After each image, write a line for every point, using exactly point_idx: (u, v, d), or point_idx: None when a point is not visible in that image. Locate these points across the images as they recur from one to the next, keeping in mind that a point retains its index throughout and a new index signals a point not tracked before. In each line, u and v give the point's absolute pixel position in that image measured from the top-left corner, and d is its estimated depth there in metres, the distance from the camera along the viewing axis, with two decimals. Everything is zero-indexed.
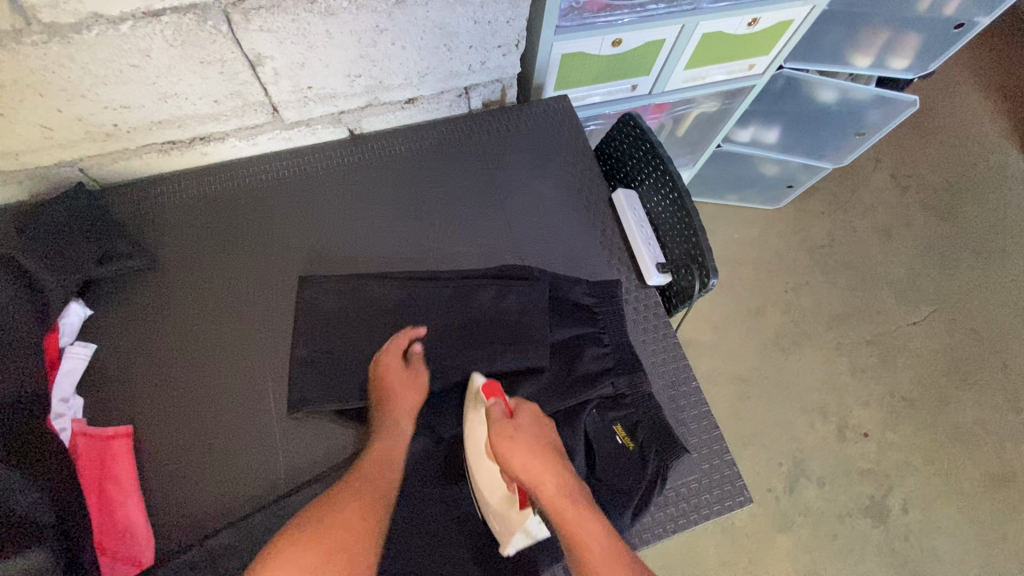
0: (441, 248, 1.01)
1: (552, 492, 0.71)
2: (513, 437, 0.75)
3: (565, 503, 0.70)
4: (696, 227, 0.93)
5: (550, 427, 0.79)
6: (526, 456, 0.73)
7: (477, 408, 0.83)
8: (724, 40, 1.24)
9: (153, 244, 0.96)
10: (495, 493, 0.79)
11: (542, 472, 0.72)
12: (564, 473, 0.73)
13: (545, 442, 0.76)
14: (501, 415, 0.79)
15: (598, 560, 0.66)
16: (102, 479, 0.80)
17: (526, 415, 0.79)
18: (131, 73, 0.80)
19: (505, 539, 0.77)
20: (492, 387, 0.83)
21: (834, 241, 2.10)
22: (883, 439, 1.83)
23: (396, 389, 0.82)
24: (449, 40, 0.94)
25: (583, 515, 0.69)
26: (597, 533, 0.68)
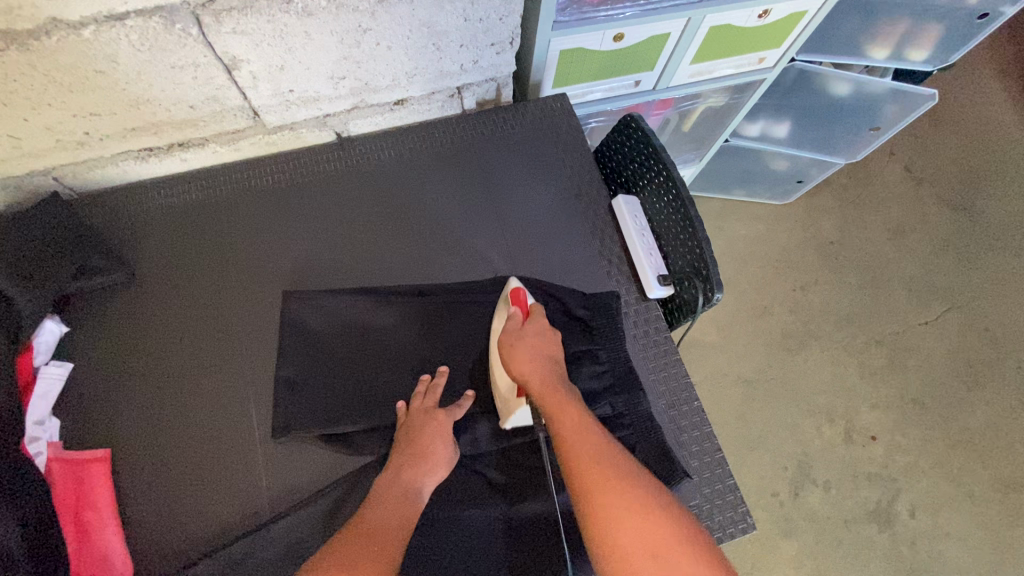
0: (432, 259, 0.97)
1: (540, 384, 0.74)
2: (516, 336, 0.80)
3: (552, 394, 0.73)
4: (699, 238, 0.88)
5: (556, 337, 0.82)
6: (525, 352, 0.78)
7: (502, 309, 0.88)
8: (733, 33, 1.17)
9: (132, 256, 0.92)
10: (501, 381, 0.82)
11: (532, 367, 0.76)
12: (556, 372, 0.76)
13: (547, 350, 0.80)
14: (514, 318, 0.83)
15: (571, 437, 0.68)
16: (78, 506, 0.77)
17: (535, 321, 0.82)
18: (98, 80, 0.76)
19: (504, 419, 0.82)
20: (517, 291, 0.87)
21: (845, 237, 2.03)
22: (891, 442, 1.78)
23: (432, 422, 0.79)
24: (438, 39, 0.88)
25: (566, 403, 0.71)
26: (578, 420, 0.69)
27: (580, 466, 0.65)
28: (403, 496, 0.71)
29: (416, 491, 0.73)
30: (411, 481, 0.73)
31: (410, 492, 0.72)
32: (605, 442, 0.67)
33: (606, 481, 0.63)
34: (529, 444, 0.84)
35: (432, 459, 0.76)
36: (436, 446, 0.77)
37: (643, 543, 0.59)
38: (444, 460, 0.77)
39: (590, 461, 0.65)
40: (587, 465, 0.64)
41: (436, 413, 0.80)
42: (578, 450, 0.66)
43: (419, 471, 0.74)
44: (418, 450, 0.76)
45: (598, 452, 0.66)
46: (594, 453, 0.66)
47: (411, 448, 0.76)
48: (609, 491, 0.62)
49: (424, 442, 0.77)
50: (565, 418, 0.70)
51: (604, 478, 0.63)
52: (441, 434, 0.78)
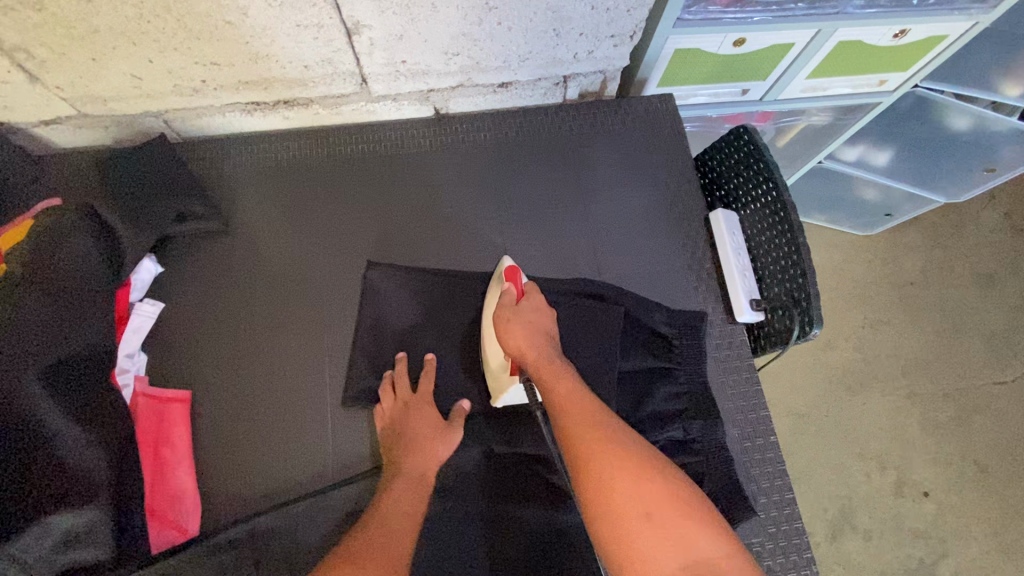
0: (515, 250, 0.95)
1: (536, 359, 0.73)
2: (512, 314, 0.78)
3: (548, 367, 0.72)
4: (805, 267, 0.82)
5: (553, 315, 0.80)
6: (518, 327, 0.76)
7: (496, 289, 0.85)
8: (862, 50, 1.09)
9: (227, 206, 0.94)
10: (494, 355, 0.81)
11: (525, 339, 0.74)
12: (552, 346, 0.75)
13: (542, 324, 0.77)
14: (509, 297, 0.81)
15: (568, 411, 0.66)
16: (157, 441, 0.79)
17: (532, 300, 0.80)
18: (226, 31, 0.76)
19: (495, 396, 0.81)
20: (512, 270, 0.84)
21: (927, 279, 1.91)
22: (944, 502, 1.69)
23: (417, 405, 0.80)
24: (560, 24, 0.84)
25: (561, 374, 0.71)
26: (572, 388, 0.69)
27: (579, 438, 0.63)
28: (410, 487, 0.74)
29: (421, 482, 0.75)
30: (415, 471, 0.75)
31: (416, 485, 0.74)
32: (600, 411, 0.66)
33: (602, 445, 0.62)
34: None
35: (427, 447, 0.77)
36: (425, 427, 0.79)
37: (641, 500, 0.58)
38: (440, 436, 0.79)
39: (585, 429, 0.64)
40: (582, 433, 0.64)
41: (416, 400, 0.80)
42: (572, 415, 0.66)
43: (416, 461, 0.76)
44: (409, 441, 0.77)
45: (593, 420, 0.65)
46: (590, 420, 0.65)
47: (403, 439, 0.77)
48: (605, 460, 0.61)
49: (415, 427, 0.78)
50: (561, 392, 0.69)
51: (601, 449, 0.62)
52: (428, 419, 0.79)
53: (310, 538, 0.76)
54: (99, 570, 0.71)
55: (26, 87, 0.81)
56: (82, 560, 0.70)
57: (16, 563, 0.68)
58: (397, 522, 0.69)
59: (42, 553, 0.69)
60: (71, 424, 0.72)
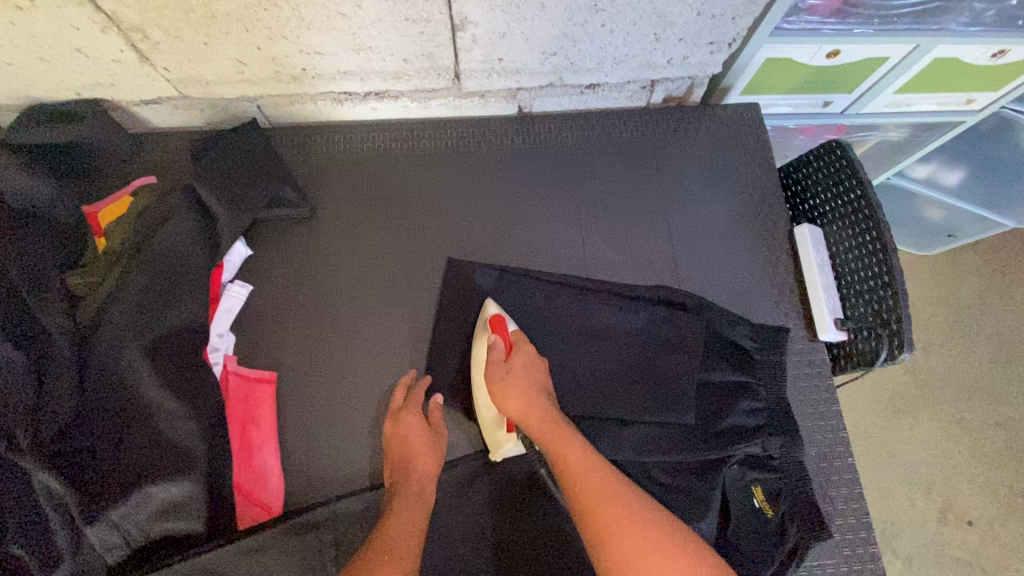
0: (594, 253, 0.95)
1: (539, 423, 0.71)
2: (503, 378, 0.75)
3: (554, 431, 0.71)
4: (897, 289, 0.81)
5: (543, 366, 0.78)
6: (516, 391, 0.73)
7: (482, 336, 0.83)
8: (957, 67, 1.06)
9: (314, 193, 0.95)
10: (485, 407, 0.80)
11: (520, 405, 0.72)
12: (547, 405, 0.73)
13: (538, 381, 0.76)
14: (497, 353, 0.78)
15: (587, 493, 0.66)
16: (244, 420, 0.82)
17: (521, 355, 0.77)
18: (337, 21, 0.77)
19: (494, 451, 0.80)
20: (498, 319, 0.82)
21: (986, 304, 1.85)
22: (990, 533, 1.64)
23: (408, 415, 0.79)
24: (662, 29, 0.83)
25: (565, 438, 0.70)
26: (585, 458, 0.68)
27: (599, 522, 0.64)
28: (410, 496, 0.73)
29: (420, 492, 0.74)
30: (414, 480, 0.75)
31: (416, 497, 0.73)
32: (618, 483, 0.67)
33: (615, 513, 0.64)
34: (671, 465, 0.81)
35: (424, 457, 0.77)
36: (416, 438, 0.78)
37: None
38: (433, 447, 0.78)
39: (601, 501, 0.65)
40: (599, 507, 0.64)
41: (409, 411, 0.79)
42: (583, 482, 0.66)
43: (412, 475, 0.75)
44: (405, 454, 0.77)
45: (605, 489, 0.66)
46: (602, 490, 0.66)
47: (400, 451, 0.77)
48: (627, 539, 0.62)
49: (408, 440, 0.78)
50: (571, 462, 0.68)
51: (617, 520, 0.63)
52: (418, 428, 0.79)
53: None
54: (192, 542, 0.73)
55: (136, 66, 0.83)
56: (176, 531, 0.73)
57: (117, 533, 0.71)
58: (400, 533, 0.68)
59: (141, 522, 0.72)
60: (167, 398, 0.75)
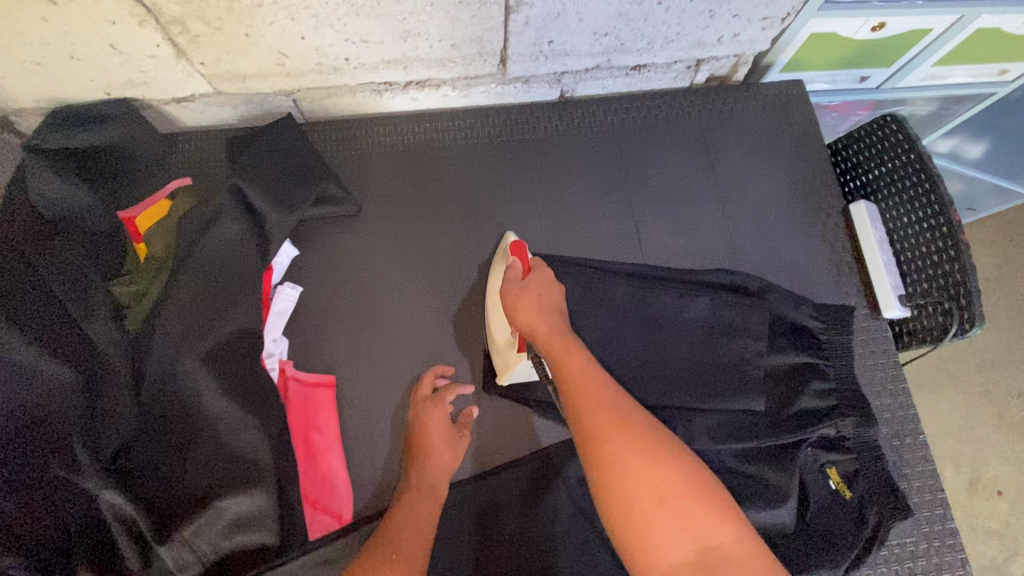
0: (647, 239, 0.93)
1: (547, 333, 0.68)
2: (517, 284, 0.74)
3: (559, 343, 0.67)
4: (964, 264, 0.80)
5: (561, 288, 0.75)
6: (529, 304, 0.71)
7: (501, 264, 0.85)
8: (998, 37, 1.05)
9: (357, 188, 0.92)
10: (499, 335, 0.81)
11: (537, 317, 0.70)
12: (563, 323, 0.70)
13: (550, 298, 0.73)
14: (514, 271, 0.78)
15: (577, 388, 0.62)
16: (306, 427, 0.79)
17: (539, 274, 0.76)
18: (388, 6, 0.73)
19: (501, 373, 0.81)
20: (517, 247, 0.84)
21: (1004, 276, 1.86)
22: (1019, 501, 1.66)
23: (434, 410, 0.78)
24: (717, 5, 0.81)
25: (574, 357, 0.65)
26: (586, 367, 0.64)
27: (588, 416, 0.59)
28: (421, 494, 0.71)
29: (433, 494, 0.72)
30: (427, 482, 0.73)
31: (429, 494, 0.71)
32: (612, 390, 0.62)
33: (615, 429, 0.58)
34: (745, 451, 0.80)
35: (439, 459, 0.75)
36: (437, 436, 0.77)
37: (651, 488, 0.54)
38: (448, 449, 0.77)
39: (604, 428, 0.58)
40: (598, 426, 0.58)
41: (431, 407, 0.79)
42: (589, 403, 0.60)
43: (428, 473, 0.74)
44: (425, 453, 0.75)
45: (613, 409, 0.60)
46: (605, 402, 0.60)
47: (419, 449, 0.76)
48: (619, 446, 0.57)
49: (429, 436, 0.76)
50: (569, 364, 0.64)
51: (622, 445, 0.56)
52: (440, 425, 0.78)
53: (463, 526, 0.76)
54: (267, 556, 0.70)
55: (171, 61, 0.79)
56: (250, 544, 0.70)
57: (190, 550, 0.68)
58: (414, 527, 0.66)
59: (212, 537, 0.69)
60: (227, 407, 0.72)
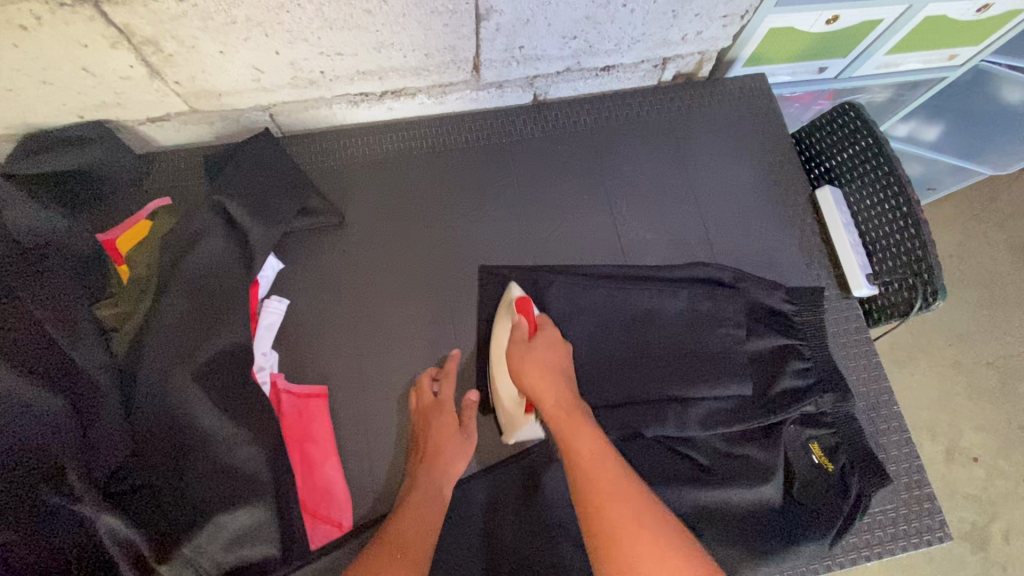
0: (625, 234, 0.96)
1: (554, 408, 0.72)
2: (525, 351, 0.77)
3: (567, 418, 0.71)
4: (924, 240, 0.84)
5: (565, 351, 0.79)
6: (536, 372, 0.75)
7: (506, 318, 0.84)
8: (943, 25, 1.10)
9: (338, 199, 0.93)
10: (505, 392, 0.80)
11: (545, 385, 0.74)
12: (570, 393, 0.74)
13: (557, 366, 0.77)
14: (522, 333, 0.80)
15: (586, 468, 0.65)
16: (302, 438, 0.79)
17: (545, 337, 0.79)
18: (360, 19, 0.75)
19: (509, 433, 0.81)
20: (523, 302, 0.82)
21: (966, 252, 1.95)
22: (994, 466, 1.73)
23: (439, 413, 0.79)
24: (680, 5, 0.84)
25: (579, 425, 0.70)
26: (594, 449, 0.67)
27: (596, 499, 0.62)
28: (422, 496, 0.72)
29: (434, 496, 0.73)
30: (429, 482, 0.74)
31: (432, 496, 0.73)
32: (618, 472, 0.65)
33: (625, 521, 0.60)
34: (732, 432, 0.84)
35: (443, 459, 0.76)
36: (441, 438, 0.77)
37: None
38: (454, 450, 0.77)
39: (606, 501, 0.62)
40: (604, 506, 0.62)
41: (436, 409, 0.79)
42: (593, 478, 0.64)
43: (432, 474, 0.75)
44: (432, 452, 0.76)
45: (615, 480, 0.64)
46: (607, 475, 0.64)
47: (426, 449, 0.76)
48: (626, 536, 0.59)
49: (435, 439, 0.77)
50: (577, 444, 0.68)
51: (622, 514, 0.61)
52: (445, 426, 0.78)
53: (464, 524, 0.78)
54: (270, 566, 0.71)
55: (146, 82, 0.79)
56: (253, 557, 0.70)
57: (192, 567, 0.68)
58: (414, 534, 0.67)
59: (213, 553, 0.69)
60: (224, 422, 0.73)
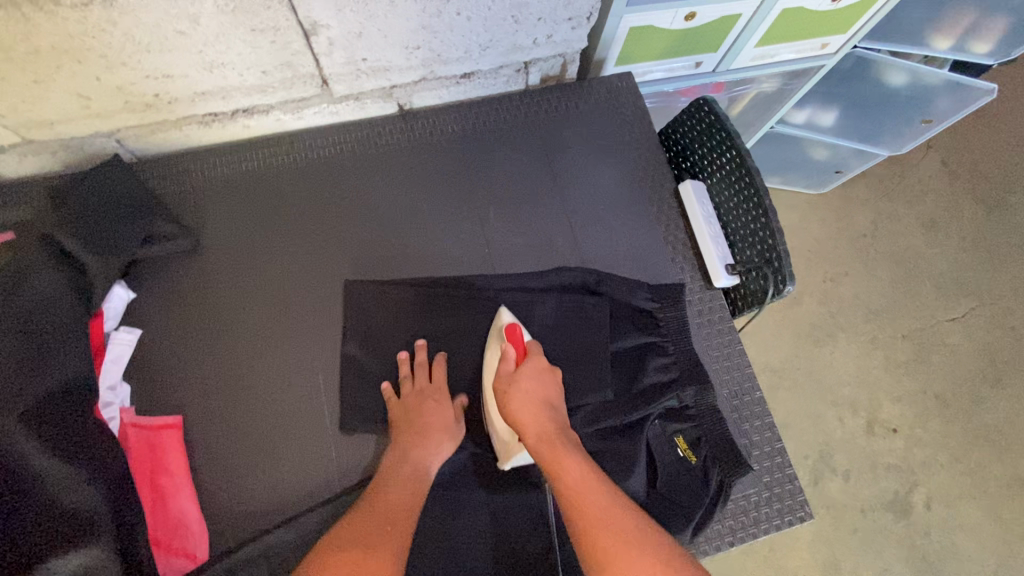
0: (493, 240, 0.96)
1: (539, 441, 0.72)
2: (513, 385, 0.77)
3: (550, 448, 0.71)
4: (773, 229, 0.86)
5: (553, 380, 0.79)
6: (522, 402, 0.75)
7: (495, 345, 0.84)
8: (804, 15, 1.14)
9: (195, 223, 0.91)
10: (499, 424, 0.79)
11: (532, 416, 0.74)
12: (556, 424, 0.74)
13: (544, 394, 0.77)
14: (508, 360, 0.80)
15: (578, 500, 0.66)
16: (153, 471, 0.77)
17: (533, 364, 0.79)
18: (176, 40, 0.73)
19: (502, 459, 0.79)
20: (512, 329, 0.82)
21: (878, 230, 1.99)
22: (912, 435, 1.77)
23: (430, 401, 0.80)
24: (518, 11, 0.85)
25: (565, 455, 0.70)
26: (584, 476, 0.68)
27: (593, 529, 0.63)
28: (407, 480, 0.73)
29: (418, 480, 0.73)
30: (414, 465, 0.74)
31: (413, 478, 0.73)
32: (613, 503, 0.66)
33: (625, 550, 0.62)
34: (596, 431, 0.84)
35: (432, 439, 0.77)
36: (431, 420, 0.78)
37: None
38: (444, 432, 0.78)
39: (602, 532, 0.63)
40: (603, 539, 0.63)
41: (421, 395, 0.80)
42: (587, 513, 0.65)
43: (412, 455, 0.75)
44: (416, 435, 0.76)
45: (605, 511, 0.65)
46: (596, 503, 0.66)
47: (412, 429, 0.77)
48: (625, 560, 0.61)
49: (424, 420, 0.78)
50: (567, 473, 0.68)
51: (619, 548, 0.62)
52: (433, 412, 0.79)
53: None
54: None
55: None
56: None
57: None
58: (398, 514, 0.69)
59: None
60: (59, 462, 0.69)
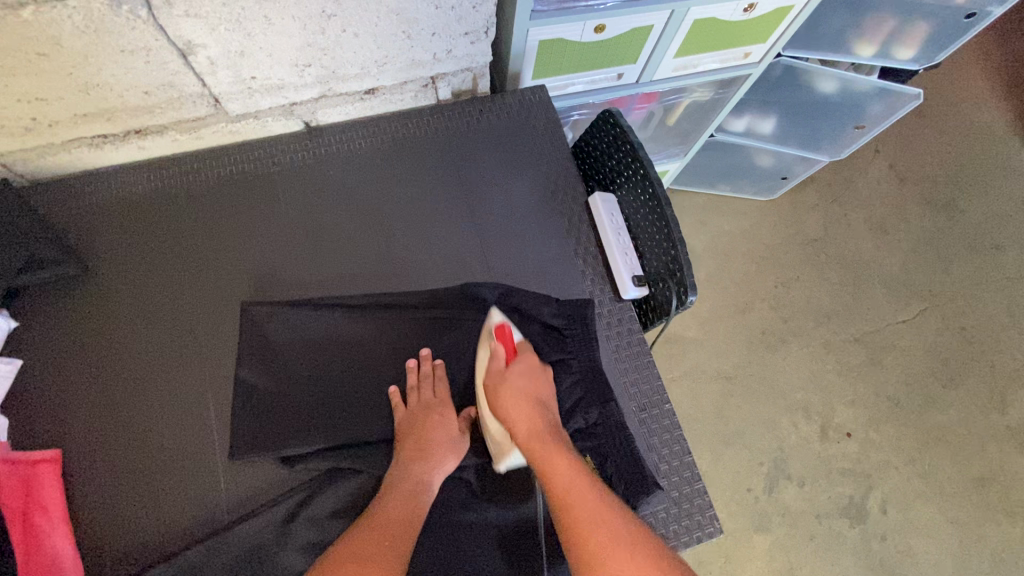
0: (400, 258, 0.94)
1: (528, 435, 0.73)
2: (504, 381, 0.78)
3: (540, 445, 0.72)
4: (675, 240, 0.85)
5: (543, 378, 0.80)
6: (513, 397, 0.76)
7: (484, 344, 0.84)
8: (718, 26, 1.14)
9: (86, 248, 0.88)
10: (490, 423, 0.79)
11: (522, 414, 0.75)
12: (546, 422, 0.75)
13: (535, 392, 0.78)
14: (500, 358, 0.81)
15: (566, 495, 0.67)
16: (26, 508, 0.72)
17: (525, 361, 0.80)
18: (43, 63, 0.71)
19: (497, 461, 0.78)
20: (503, 329, 0.83)
21: (827, 234, 2.00)
22: (865, 438, 1.76)
23: (436, 414, 0.79)
24: (407, 27, 0.85)
25: (559, 455, 0.70)
26: (570, 468, 0.69)
27: (580, 531, 0.64)
28: (408, 493, 0.73)
29: (421, 493, 0.73)
30: (416, 478, 0.74)
31: (413, 491, 0.73)
32: (599, 497, 0.67)
33: (609, 546, 0.62)
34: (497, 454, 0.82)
35: (435, 454, 0.76)
36: (437, 436, 0.77)
37: None
38: (450, 447, 0.78)
39: (586, 522, 0.64)
40: (585, 525, 0.64)
41: (429, 405, 0.80)
42: (576, 507, 0.66)
43: (414, 468, 0.75)
44: (423, 447, 0.76)
45: (596, 511, 0.65)
46: (585, 503, 0.66)
47: (418, 442, 0.76)
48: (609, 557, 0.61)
49: (430, 434, 0.77)
50: (556, 467, 0.69)
51: (598, 535, 0.63)
52: (441, 427, 0.79)
53: None
54: None
55: None
56: None
57: None
58: (398, 525, 0.69)
59: None
60: None
